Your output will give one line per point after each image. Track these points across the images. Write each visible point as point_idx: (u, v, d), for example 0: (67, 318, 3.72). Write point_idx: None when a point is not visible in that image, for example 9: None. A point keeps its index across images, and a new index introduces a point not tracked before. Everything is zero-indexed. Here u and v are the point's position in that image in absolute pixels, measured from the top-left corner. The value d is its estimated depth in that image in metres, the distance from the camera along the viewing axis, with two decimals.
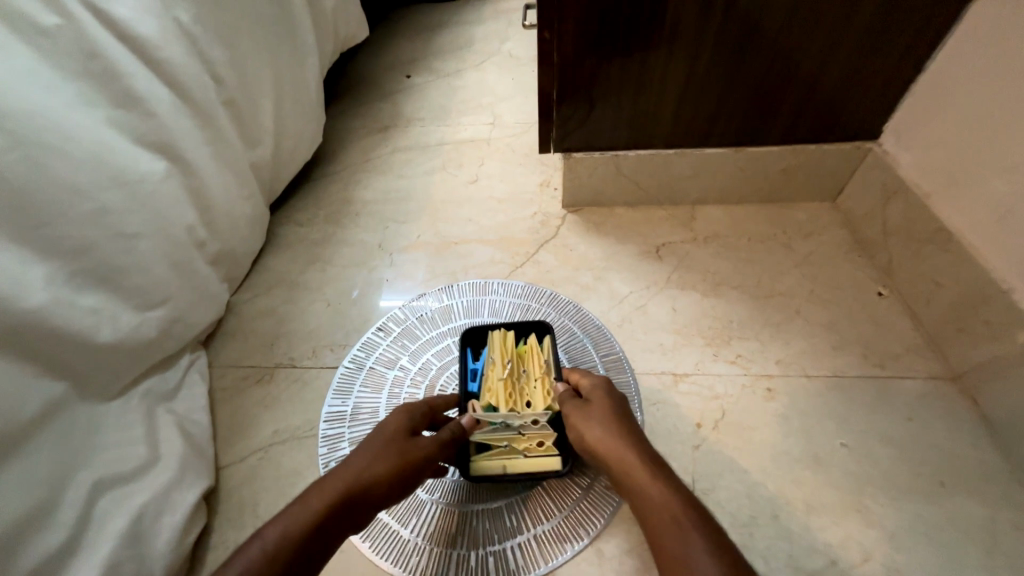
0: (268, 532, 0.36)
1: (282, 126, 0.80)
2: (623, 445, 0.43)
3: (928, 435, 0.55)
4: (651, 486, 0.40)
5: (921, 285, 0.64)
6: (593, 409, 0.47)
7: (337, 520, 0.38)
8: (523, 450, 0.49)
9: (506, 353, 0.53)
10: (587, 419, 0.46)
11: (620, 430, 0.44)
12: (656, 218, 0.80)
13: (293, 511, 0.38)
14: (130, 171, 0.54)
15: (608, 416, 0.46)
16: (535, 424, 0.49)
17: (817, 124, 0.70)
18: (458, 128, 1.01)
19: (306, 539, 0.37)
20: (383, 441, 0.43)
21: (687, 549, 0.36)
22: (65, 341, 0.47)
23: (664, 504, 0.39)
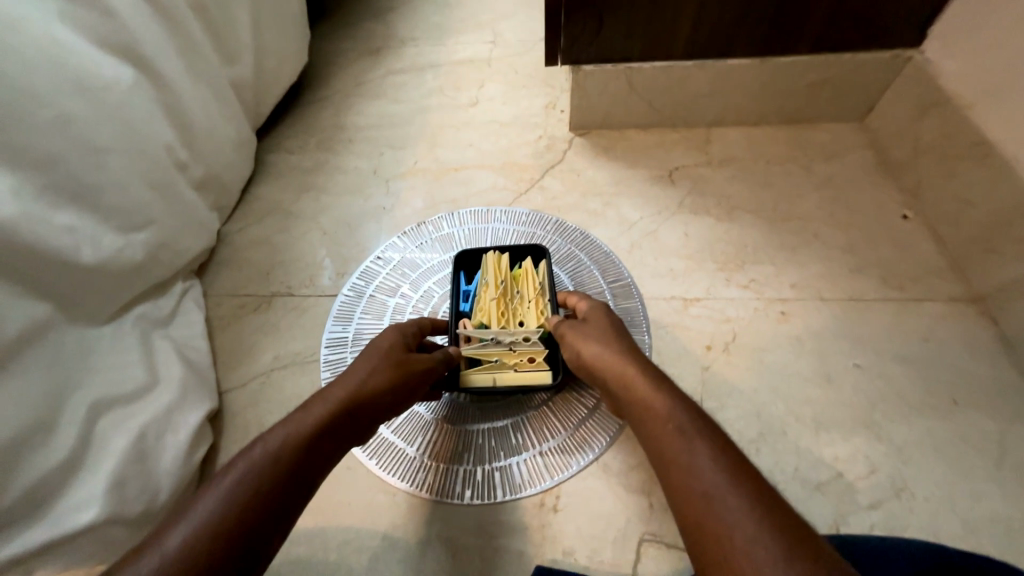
0: (271, 436, 0.35)
1: (261, 38, 0.73)
2: (622, 359, 0.40)
3: (943, 355, 0.53)
4: (651, 396, 0.36)
5: (950, 205, 0.60)
6: (591, 328, 0.43)
7: (342, 426, 0.37)
8: (513, 365, 0.48)
9: (499, 273, 0.52)
10: (584, 337, 0.43)
11: (619, 347, 0.41)
12: (669, 141, 0.75)
13: (294, 418, 0.37)
14: (92, 75, 0.49)
15: (607, 334, 0.42)
16: (527, 340, 0.48)
17: (854, 29, 0.63)
18: (455, 47, 0.93)
19: (312, 443, 0.36)
20: (380, 355, 0.42)
21: (689, 457, 0.32)
22: (43, 257, 0.44)
23: (665, 413, 0.35)
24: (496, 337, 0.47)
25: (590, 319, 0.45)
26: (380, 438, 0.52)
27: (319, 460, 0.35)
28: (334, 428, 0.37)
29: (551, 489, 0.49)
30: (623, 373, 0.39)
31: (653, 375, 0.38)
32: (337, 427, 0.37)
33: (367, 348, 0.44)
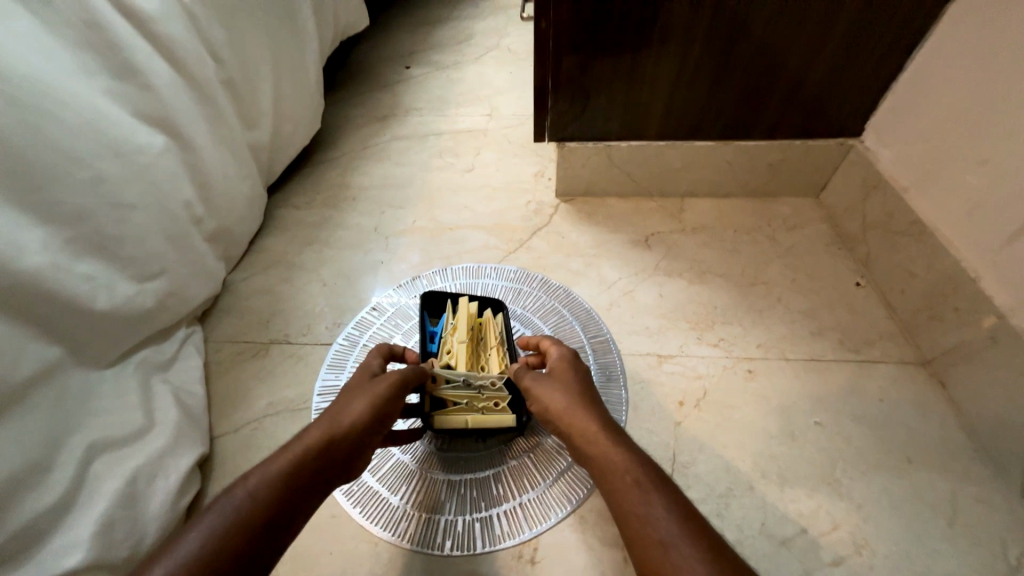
0: (252, 477, 0.37)
1: (280, 108, 0.81)
2: (585, 413, 0.43)
3: (897, 415, 0.58)
4: (612, 449, 0.39)
5: (895, 275, 0.67)
6: (556, 381, 0.46)
7: (321, 461, 0.39)
8: (479, 408, 0.52)
9: (465, 321, 0.55)
10: (551, 389, 0.45)
11: (583, 400, 0.44)
12: (646, 209, 0.82)
13: (275, 458, 0.38)
14: (127, 141, 0.53)
15: (570, 387, 0.45)
16: (493, 385, 0.51)
17: (803, 120, 0.72)
18: (455, 118, 1.03)
19: (293, 479, 0.38)
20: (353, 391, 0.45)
21: (647, 508, 0.34)
22: (63, 305, 0.48)
23: (624, 466, 0.38)
24: (465, 379, 0.50)
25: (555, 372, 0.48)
26: (365, 486, 0.54)
27: (299, 494, 0.37)
28: (313, 464, 0.39)
29: (529, 541, 0.50)
30: (587, 426, 0.42)
31: (612, 428, 0.41)
32: (316, 462, 0.39)
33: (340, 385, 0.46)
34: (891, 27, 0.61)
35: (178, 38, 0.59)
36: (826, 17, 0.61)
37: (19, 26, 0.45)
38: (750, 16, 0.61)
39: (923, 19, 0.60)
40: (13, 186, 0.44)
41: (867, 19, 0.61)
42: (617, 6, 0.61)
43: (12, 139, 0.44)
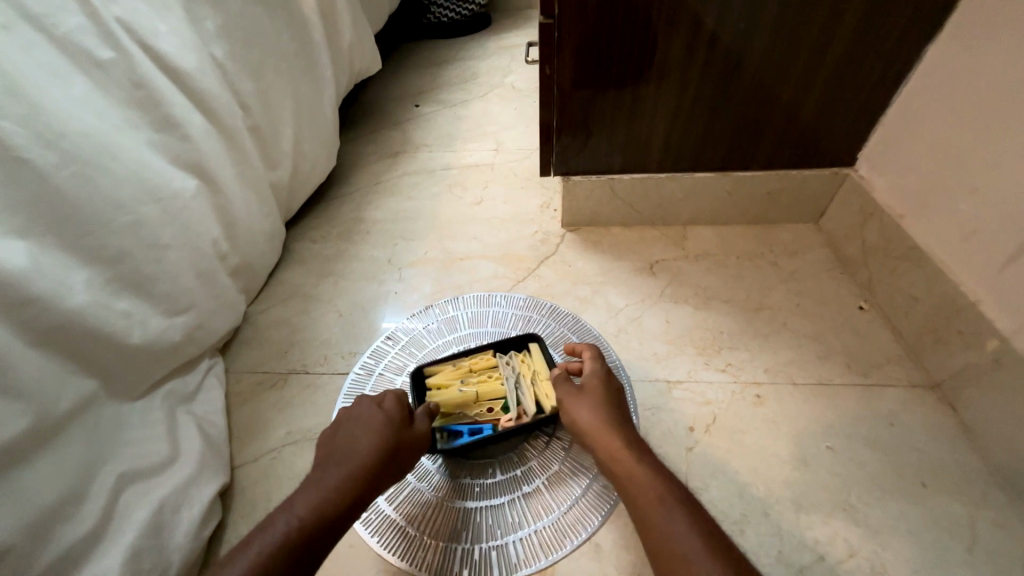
0: (297, 506, 0.42)
1: (301, 148, 0.86)
2: (614, 430, 0.47)
3: (909, 439, 0.58)
4: (640, 466, 0.43)
5: (898, 299, 0.68)
6: (590, 397, 0.50)
7: (354, 493, 0.44)
8: (533, 377, 0.58)
9: (450, 395, 0.56)
10: (585, 406, 0.49)
11: (612, 417, 0.48)
12: (650, 237, 0.85)
13: (316, 488, 0.43)
14: (164, 187, 0.57)
15: (602, 404, 0.49)
16: (511, 367, 0.59)
17: (797, 150, 0.75)
18: (464, 153, 1.08)
19: (333, 508, 0.42)
20: (384, 428, 0.48)
21: (670, 521, 0.39)
22: (101, 342, 0.51)
23: (652, 483, 0.42)
24: (510, 389, 0.56)
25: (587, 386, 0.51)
26: (382, 515, 0.55)
27: (333, 523, 0.42)
28: (345, 496, 0.43)
29: (545, 569, 0.51)
30: (617, 444, 0.45)
31: (636, 446, 0.45)
32: (348, 495, 0.43)
33: (371, 417, 0.49)
34: (875, 64, 0.65)
35: (212, 91, 0.64)
36: (813, 56, 0.64)
37: (75, 87, 0.49)
38: (742, 56, 0.65)
39: (905, 57, 0.64)
40: (61, 231, 0.48)
41: (852, 58, 0.64)
42: (616, 50, 0.65)
43: (64, 189, 0.48)
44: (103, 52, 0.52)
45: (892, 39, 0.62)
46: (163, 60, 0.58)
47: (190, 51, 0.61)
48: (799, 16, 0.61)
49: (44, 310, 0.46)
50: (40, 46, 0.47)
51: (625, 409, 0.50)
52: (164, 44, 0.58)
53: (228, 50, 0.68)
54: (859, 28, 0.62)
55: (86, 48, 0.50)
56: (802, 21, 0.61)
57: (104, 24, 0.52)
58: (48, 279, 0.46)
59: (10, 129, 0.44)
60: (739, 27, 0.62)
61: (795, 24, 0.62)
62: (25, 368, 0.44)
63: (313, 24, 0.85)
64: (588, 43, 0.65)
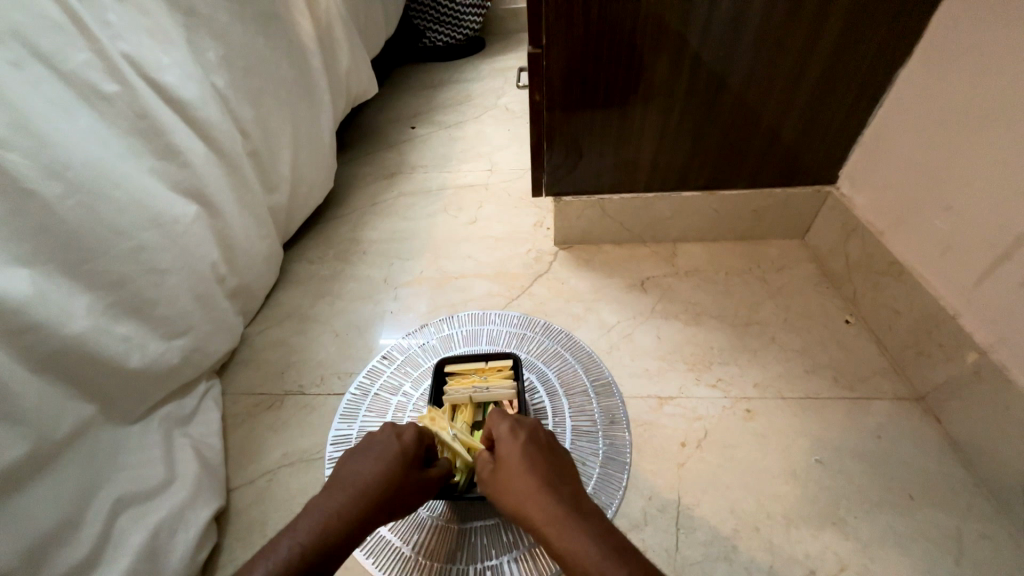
0: (298, 528, 0.41)
1: (299, 172, 0.88)
2: (538, 493, 0.41)
3: (895, 451, 0.59)
4: (571, 535, 0.38)
5: (881, 312, 0.70)
6: (508, 462, 0.45)
7: (355, 522, 0.43)
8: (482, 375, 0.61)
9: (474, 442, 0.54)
10: (506, 474, 0.44)
11: (533, 477, 0.43)
12: (640, 254, 0.87)
13: (317, 512, 0.43)
14: (165, 214, 0.59)
15: (520, 465, 0.44)
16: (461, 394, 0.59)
17: (780, 170, 0.78)
18: (459, 174, 1.10)
19: (335, 534, 0.42)
20: (395, 458, 0.47)
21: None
22: (100, 366, 0.52)
23: (586, 551, 0.37)
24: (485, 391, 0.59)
25: (504, 449, 0.46)
26: (377, 536, 0.55)
27: (333, 551, 0.41)
28: (348, 520, 0.43)
29: None
30: (542, 512, 0.40)
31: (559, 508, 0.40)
32: (350, 523, 0.43)
33: (384, 443, 0.48)
34: (850, 88, 0.68)
35: (212, 120, 0.66)
36: (791, 81, 0.68)
37: (82, 119, 0.51)
38: (723, 80, 0.68)
39: (878, 81, 0.67)
40: (64, 259, 0.49)
41: (828, 83, 0.68)
42: (603, 76, 0.68)
43: (69, 218, 0.49)
44: (108, 86, 0.54)
45: (865, 65, 0.66)
46: (165, 92, 0.60)
47: (192, 82, 0.63)
48: (775, 44, 0.64)
49: (45, 337, 0.47)
50: (49, 82, 0.49)
51: (537, 458, 0.45)
52: (168, 77, 0.60)
53: (228, 80, 0.70)
54: (833, 54, 0.65)
55: (92, 83, 0.52)
56: (779, 49, 0.64)
57: (111, 58, 0.54)
58: (51, 306, 0.47)
59: (18, 162, 0.45)
60: (719, 55, 0.66)
61: (773, 52, 0.65)
62: (26, 394, 0.45)
63: (311, 53, 0.88)
64: (576, 69, 0.68)
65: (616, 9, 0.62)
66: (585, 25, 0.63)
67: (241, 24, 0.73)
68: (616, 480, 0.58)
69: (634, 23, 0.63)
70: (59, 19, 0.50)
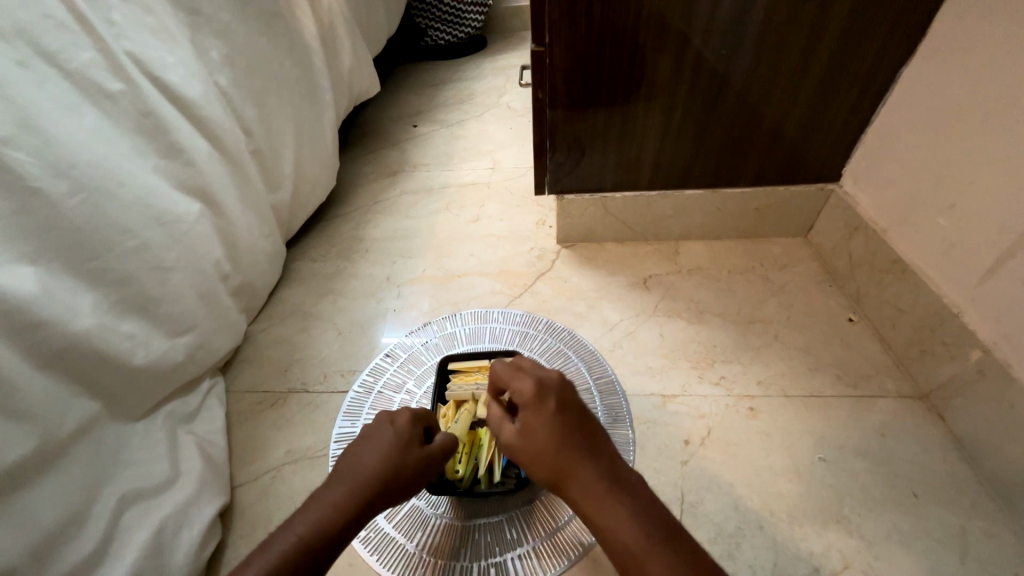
0: (297, 522, 0.42)
1: (302, 171, 0.88)
2: (574, 472, 0.40)
3: (899, 449, 0.59)
4: (613, 515, 0.38)
5: (884, 311, 0.70)
6: (536, 440, 0.41)
7: (352, 512, 0.43)
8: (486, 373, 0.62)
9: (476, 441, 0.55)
10: (537, 451, 0.41)
11: (567, 453, 0.40)
12: (643, 253, 0.87)
13: (315, 505, 0.43)
14: (169, 212, 0.59)
15: (557, 437, 0.41)
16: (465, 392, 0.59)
17: (783, 168, 0.78)
18: (461, 172, 1.10)
19: (333, 526, 0.42)
20: (391, 447, 0.46)
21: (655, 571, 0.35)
22: (105, 364, 0.52)
23: (629, 531, 0.37)
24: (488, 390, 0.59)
25: (529, 422, 0.42)
26: (381, 533, 0.55)
27: (331, 543, 0.41)
28: (346, 512, 0.43)
29: None
30: (584, 488, 0.39)
31: (600, 486, 0.39)
32: (348, 514, 0.43)
33: (380, 433, 0.48)
34: (853, 86, 0.68)
35: (215, 118, 0.66)
36: (795, 78, 0.67)
37: (86, 118, 0.51)
38: (726, 78, 0.68)
39: (881, 79, 0.67)
40: (69, 256, 0.49)
41: (831, 81, 0.67)
42: (606, 74, 0.68)
43: (74, 215, 0.49)
44: (113, 84, 0.54)
45: (869, 63, 0.65)
46: (169, 91, 0.60)
47: (196, 81, 0.63)
48: (778, 42, 0.64)
49: (51, 335, 0.47)
50: (54, 81, 0.49)
51: (574, 425, 0.41)
52: (172, 76, 0.60)
53: (231, 78, 0.70)
54: (836, 52, 0.64)
55: (97, 81, 0.52)
56: (783, 46, 0.64)
57: (115, 57, 0.54)
58: (56, 303, 0.47)
59: (23, 160, 0.46)
60: (722, 53, 0.65)
61: (775, 50, 0.65)
62: (32, 391, 0.45)
63: (313, 51, 0.88)
64: (579, 67, 0.68)
65: (618, 8, 0.62)
66: (588, 24, 0.63)
67: (243, 23, 0.73)
68: None
69: (637, 20, 0.63)
70: (63, 18, 0.50)
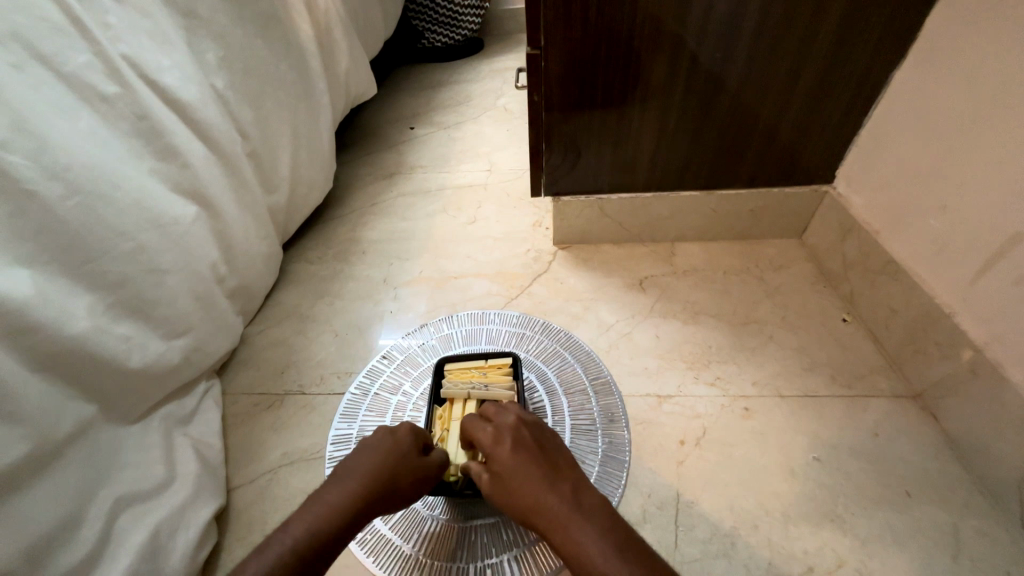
0: (293, 523, 0.42)
1: (298, 173, 0.88)
2: (540, 498, 0.42)
3: (893, 448, 0.60)
4: (577, 531, 0.39)
5: (878, 311, 0.71)
6: (506, 469, 0.45)
7: (349, 515, 0.44)
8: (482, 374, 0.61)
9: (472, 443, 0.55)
10: (508, 480, 0.44)
11: (533, 479, 0.43)
12: (639, 254, 0.87)
13: (312, 507, 0.43)
14: (165, 214, 0.59)
15: (519, 467, 0.44)
16: (461, 392, 0.59)
17: (777, 169, 0.79)
18: (457, 174, 1.10)
19: (328, 529, 0.42)
20: (388, 452, 0.47)
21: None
22: (100, 366, 0.52)
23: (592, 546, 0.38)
24: (484, 391, 0.58)
25: (497, 455, 0.46)
26: (377, 534, 0.55)
27: (327, 545, 0.41)
28: (342, 515, 0.43)
29: None
30: (547, 510, 0.41)
31: (563, 505, 0.41)
32: (344, 516, 0.43)
33: (379, 439, 0.49)
34: (846, 89, 0.68)
35: (211, 120, 0.66)
36: (788, 80, 0.68)
37: (82, 120, 0.51)
38: (721, 81, 0.68)
39: (873, 82, 0.68)
40: (64, 259, 0.49)
41: (824, 84, 0.68)
42: (601, 77, 0.69)
43: (69, 218, 0.49)
44: (109, 87, 0.54)
45: (861, 66, 0.66)
46: (165, 93, 0.60)
47: (192, 83, 0.63)
48: (772, 45, 0.64)
49: (46, 337, 0.47)
50: (49, 83, 0.49)
51: (535, 456, 0.45)
52: (168, 79, 0.60)
53: (227, 81, 0.70)
54: (829, 56, 0.65)
55: (93, 84, 0.52)
56: (775, 50, 0.65)
57: (111, 60, 0.54)
58: (51, 306, 0.47)
59: (20, 163, 0.46)
60: (717, 56, 0.66)
61: (768, 54, 0.65)
62: (27, 394, 0.45)
63: (310, 54, 0.88)
64: (574, 70, 0.68)
65: (614, 11, 0.63)
66: (583, 27, 0.64)
67: (240, 26, 0.73)
68: (616, 478, 0.59)
69: (632, 24, 0.63)
70: (60, 21, 0.50)
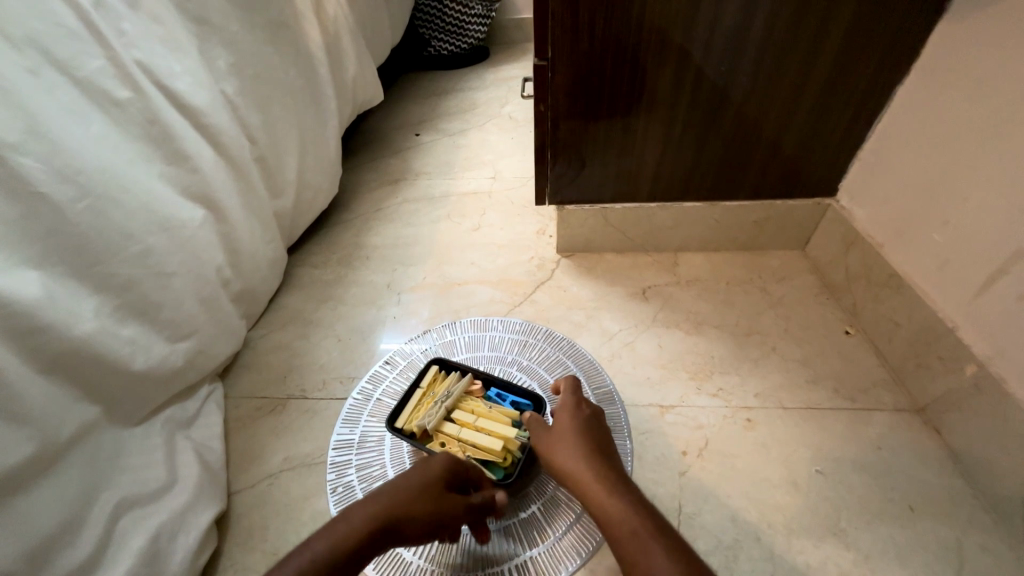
0: (318, 541, 0.43)
1: (305, 178, 0.89)
2: (586, 463, 0.46)
3: (895, 461, 0.60)
4: (617, 499, 0.43)
5: (880, 324, 0.71)
6: (562, 428, 0.50)
7: (375, 539, 0.44)
8: (433, 393, 0.61)
9: (490, 428, 0.56)
10: (559, 436, 0.49)
11: (586, 446, 0.48)
12: (642, 263, 0.88)
13: (338, 529, 0.43)
14: (174, 218, 0.60)
15: (577, 433, 0.49)
16: (438, 421, 0.56)
17: (782, 181, 0.79)
18: (462, 181, 1.11)
19: (351, 551, 0.43)
20: (423, 490, 0.45)
21: (649, 562, 0.39)
22: (106, 368, 0.52)
23: (628, 515, 0.42)
24: (447, 398, 0.58)
25: (558, 416, 0.51)
26: None
27: (346, 566, 0.42)
28: (365, 538, 0.43)
29: None
30: (593, 476, 0.45)
31: (612, 478, 0.45)
32: (369, 538, 0.44)
33: (415, 470, 0.47)
34: (850, 103, 0.69)
35: (220, 125, 0.67)
36: (792, 94, 0.68)
37: (95, 125, 0.52)
38: (725, 93, 0.69)
39: (876, 96, 0.68)
40: (71, 261, 0.50)
41: (828, 97, 0.69)
42: (607, 87, 0.69)
43: (78, 220, 0.50)
44: (122, 92, 0.55)
45: (866, 80, 0.67)
46: (176, 99, 0.61)
47: (202, 89, 0.64)
48: (777, 58, 0.65)
49: (52, 338, 0.47)
50: (63, 87, 0.50)
51: (593, 431, 0.50)
52: (180, 84, 0.61)
53: (237, 87, 0.71)
54: (834, 69, 0.66)
55: (106, 89, 0.53)
56: (781, 62, 0.65)
57: (125, 66, 0.55)
58: (58, 307, 0.48)
59: (30, 165, 0.46)
60: (721, 68, 0.67)
61: (773, 67, 0.66)
62: (31, 393, 0.45)
63: (319, 60, 0.89)
64: (580, 81, 0.69)
65: (622, 22, 0.63)
66: (590, 39, 0.65)
67: (250, 33, 0.74)
68: None
69: (638, 36, 0.64)
70: (76, 27, 0.51)
